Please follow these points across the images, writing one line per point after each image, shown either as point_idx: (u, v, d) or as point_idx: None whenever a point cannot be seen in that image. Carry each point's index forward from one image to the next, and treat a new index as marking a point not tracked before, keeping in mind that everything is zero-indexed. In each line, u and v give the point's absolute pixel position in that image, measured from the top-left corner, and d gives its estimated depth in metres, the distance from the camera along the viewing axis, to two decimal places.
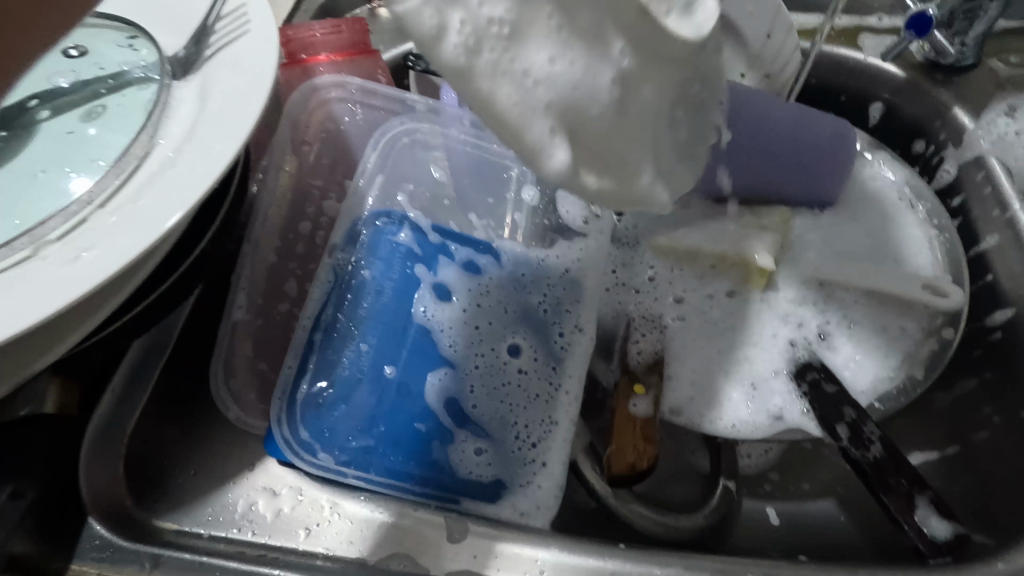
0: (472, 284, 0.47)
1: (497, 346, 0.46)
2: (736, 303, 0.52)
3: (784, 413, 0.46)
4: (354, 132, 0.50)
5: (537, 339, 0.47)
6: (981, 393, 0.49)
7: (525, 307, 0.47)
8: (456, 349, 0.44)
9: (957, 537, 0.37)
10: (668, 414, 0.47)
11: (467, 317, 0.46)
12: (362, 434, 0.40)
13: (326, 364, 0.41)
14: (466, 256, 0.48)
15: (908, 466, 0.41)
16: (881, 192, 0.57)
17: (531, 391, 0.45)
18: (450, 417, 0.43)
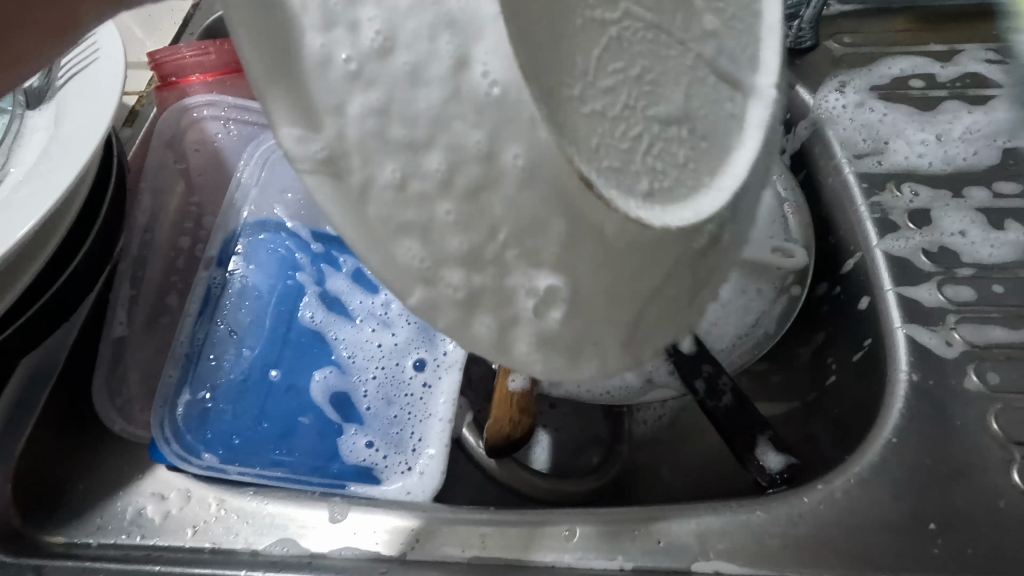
0: (360, 291, 0.49)
1: (384, 343, 0.48)
2: None
3: (655, 377, 0.50)
4: (228, 148, 0.51)
5: (421, 330, 0.48)
6: (828, 344, 0.53)
7: (409, 305, 0.49)
8: (344, 351, 0.47)
9: (789, 467, 0.41)
10: (548, 387, 0.50)
11: (354, 320, 0.48)
12: (246, 433, 0.42)
13: (210, 374, 0.43)
14: (351, 263, 0.49)
15: (754, 411, 0.45)
16: None
17: (415, 383, 0.46)
18: (340, 412, 0.45)
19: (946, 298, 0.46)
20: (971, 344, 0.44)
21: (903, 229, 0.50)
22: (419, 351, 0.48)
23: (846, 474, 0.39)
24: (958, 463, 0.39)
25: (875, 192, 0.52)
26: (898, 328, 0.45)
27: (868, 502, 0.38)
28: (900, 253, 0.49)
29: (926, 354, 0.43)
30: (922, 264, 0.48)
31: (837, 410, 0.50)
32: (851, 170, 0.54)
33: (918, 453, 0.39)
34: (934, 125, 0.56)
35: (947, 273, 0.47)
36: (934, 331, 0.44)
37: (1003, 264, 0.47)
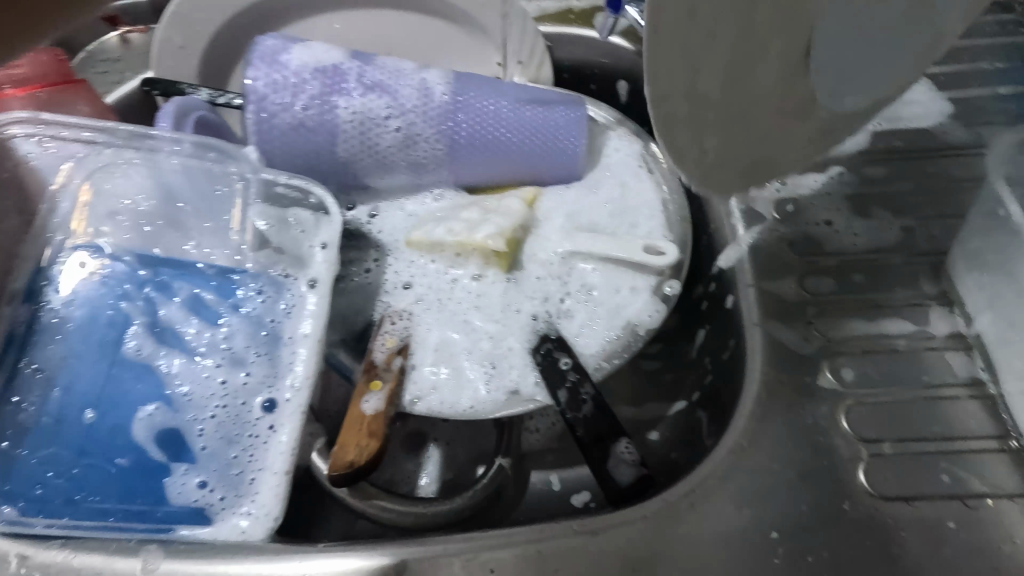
0: (195, 318, 0.45)
1: (222, 378, 0.44)
2: (482, 285, 0.54)
3: (521, 387, 0.48)
4: (47, 167, 0.47)
5: (266, 365, 0.45)
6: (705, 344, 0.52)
7: (254, 332, 0.46)
8: (175, 386, 0.43)
9: (639, 480, 0.40)
10: (409, 405, 0.48)
11: (189, 353, 0.44)
12: (54, 480, 0.39)
13: (13, 419, 0.40)
14: (187, 290, 0.46)
15: (614, 419, 0.43)
16: (622, 162, 0.60)
17: (255, 416, 0.43)
18: (166, 451, 0.41)
19: (806, 291, 0.44)
20: (827, 338, 0.42)
21: (768, 220, 0.48)
22: (261, 379, 0.44)
23: (691, 485, 0.38)
24: (806, 466, 0.37)
25: None
26: (756, 325, 0.43)
27: (713, 514, 0.36)
28: (764, 246, 0.47)
29: (782, 350, 0.42)
30: (785, 256, 0.46)
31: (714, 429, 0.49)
32: None
33: (766, 457, 0.38)
34: None
35: (810, 265, 0.46)
36: (792, 327, 0.43)
37: (866, 253, 0.46)
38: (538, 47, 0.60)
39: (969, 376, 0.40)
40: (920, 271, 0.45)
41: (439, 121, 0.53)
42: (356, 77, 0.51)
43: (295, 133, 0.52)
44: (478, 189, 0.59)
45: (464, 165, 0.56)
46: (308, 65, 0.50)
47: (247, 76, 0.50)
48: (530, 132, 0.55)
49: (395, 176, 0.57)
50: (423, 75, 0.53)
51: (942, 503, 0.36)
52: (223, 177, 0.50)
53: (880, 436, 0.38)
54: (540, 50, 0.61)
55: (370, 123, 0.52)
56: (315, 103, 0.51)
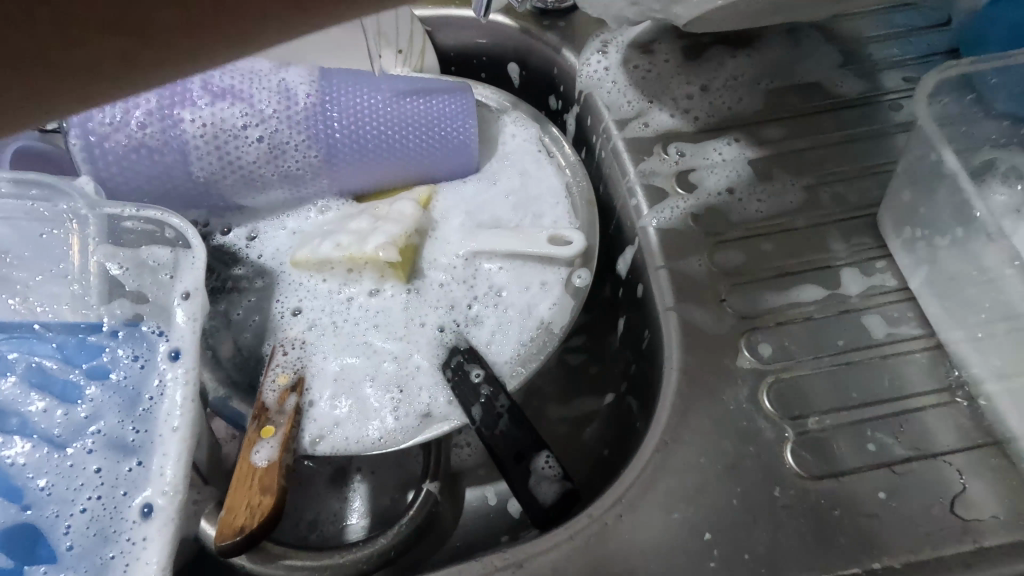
0: (44, 391, 0.38)
1: (88, 465, 0.36)
2: (381, 301, 0.49)
3: (432, 408, 0.44)
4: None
5: (134, 449, 0.37)
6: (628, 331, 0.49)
7: (124, 409, 0.38)
8: (25, 479, 0.36)
9: (563, 497, 0.37)
10: (310, 446, 0.42)
11: (34, 436, 0.37)
12: None
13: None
14: (25, 360, 0.38)
15: (534, 432, 0.40)
16: (520, 148, 0.56)
17: (128, 508, 0.35)
18: (7, 553, 0.34)
19: (715, 266, 0.42)
20: (741, 315, 0.40)
21: (671, 195, 0.46)
22: (136, 465, 0.37)
23: (617, 494, 0.35)
24: (733, 455, 0.35)
25: (641, 159, 0.48)
26: (668, 309, 0.41)
27: (645, 524, 0.34)
28: (669, 223, 0.44)
29: (697, 333, 0.39)
30: (692, 232, 0.44)
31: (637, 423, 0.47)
32: (619, 137, 0.50)
33: (692, 452, 0.35)
34: (700, 75, 0.52)
35: (717, 237, 0.43)
36: (705, 307, 0.40)
37: (771, 218, 0.44)
38: (417, 37, 0.57)
39: (884, 335, 0.39)
40: (826, 232, 0.43)
41: (305, 124, 0.48)
42: (200, 84, 0.45)
43: (135, 157, 0.45)
44: (368, 196, 0.54)
45: (346, 171, 0.51)
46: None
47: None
48: (413, 128, 0.51)
49: (271, 193, 0.51)
50: (281, 76, 0.48)
51: (871, 472, 0.34)
52: (53, 218, 0.42)
53: (804, 411, 0.36)
54: (419, 39, 0.57)
55: (225, 135, 0.46)
56: (153, 119, 0.44)
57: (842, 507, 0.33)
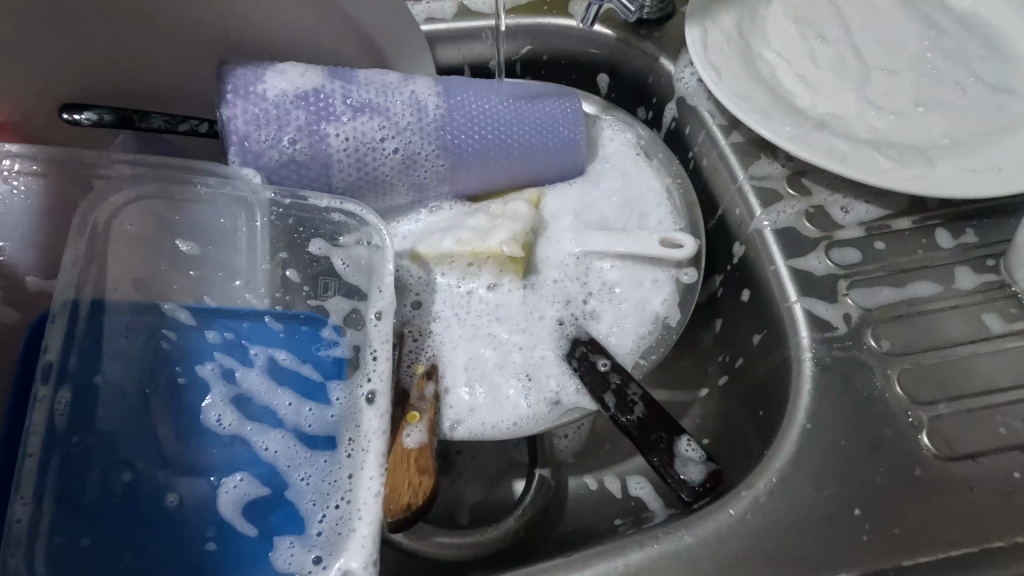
0: (288, 387, 0.42)
1: (340, 465, 0.40)
2: (500, 294, 0.52)
3: (562, 396, 0.46)
4: (19, 212, 0.39)
5: (364, 460, 0.40)
6: (747, 324, 0.51)
7: (355, 416, 0.41)
8: (281, 463, 0.40)
9: (708, 477, 0.39)
10: (449, 431, 0.45)
11: (284, 427, 0.41)
12: (134, 553, 0.35)
13: (64, 490, 0.35)
14: (263, 355, 0.42)
15: (667, 416, 0.42)
16: (619, 151, 0.58)
17: (355, 509, 0.39)
18: (258, 522, 0.38)
19: (833, 263, 0.45)
20: (864, 309, 0.43)
21: (783, 197, 0.49)
22: (368, 470, 0.40)
23: (767, 474, 0.37)
24: (872, 438, 0.38)
25: (750, 163, 0.51)
26: (793, 302, 0.44)
27: (794, 499, 0.36)
28: (784, 224, 0.47)
29: (823, 326, 0.42)
30: (807, 231, 0.47)
31: (760, 413, 0.48)
32: (725, 143, 0.53)
33: (832, 434, 0.38)
34: (803, 67, 0.53)
35: (831, 237, 0.46)
36: (828, 302, 0.43)
37: (876, 218, 0.47)
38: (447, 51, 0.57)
39: (1003, 329, 0.41)
40: (935, 231, 0.45)
41: (436, 135, 0.50)
42: (341, 99, 0.47)
43: (284, 169, 0.47)
44: (481, 197, 0.56)
45: (467, 174, 0.53)
46: (287, 94, 0.46)
47: (224, 113, 0.44)
48: (530, 129, 0.53)
49: (396, 198, 0.53)
50: (410, 88, 0.50)
51: (1005, 455, 0.37)
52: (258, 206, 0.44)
53: (936, 398, 0.39)
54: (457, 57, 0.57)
55: (364, 148, 0.48)
56: (302, 136, 0.46)
57: (978, 487, 0.36)
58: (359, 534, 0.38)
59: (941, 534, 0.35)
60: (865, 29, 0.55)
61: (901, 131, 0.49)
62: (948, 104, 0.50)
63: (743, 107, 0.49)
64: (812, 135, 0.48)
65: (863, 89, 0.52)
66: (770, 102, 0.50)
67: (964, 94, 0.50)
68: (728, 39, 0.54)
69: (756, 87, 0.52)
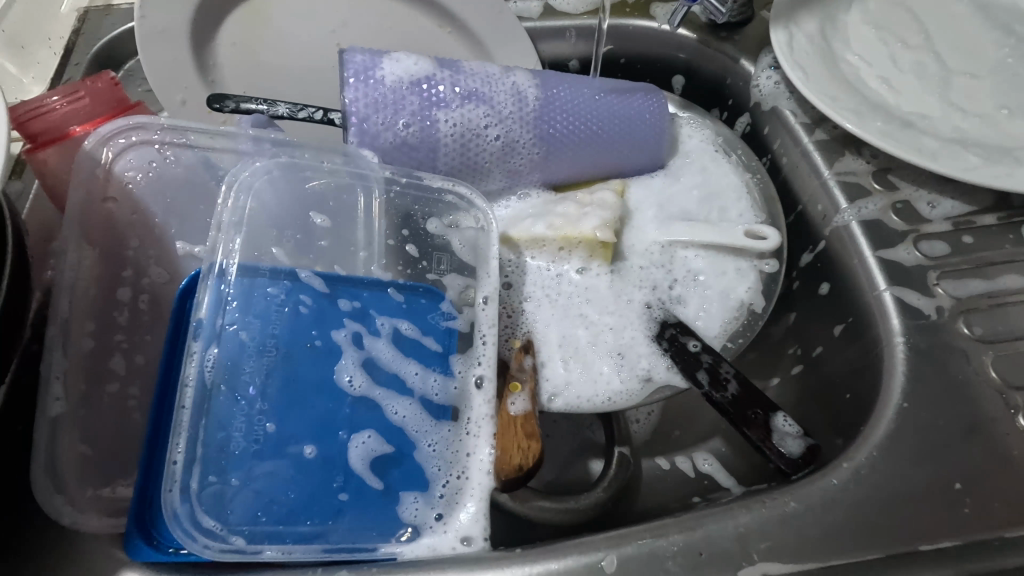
0: (408, 357, 0.45)
1: (454, 430, 0.44)
2: (589, 278, 0.54)
3: (653, 374, 0.49)
4: (166, 178, 0.44)
5: (475, 426, 0.44)
6: (824, 314, 0.53)
7: (465, 387, 0.45)
8: (402, 425, 0.43)
9: (807, 451, 0.41)
10: (547, 402, 0.47)
11: (406, 394, 0.44)
12: (277, 497, 0.38)
13: (215, 439, 0.38)
14: (386, 325, 0.46)
15: (762, 394, 0.44)
16: (699, 148, 0.61)
17: (468, 470, 0.43)
18: (383, 478, 0.41)
19: (922, 254, 0.47)
20: (954, 299, 0.44)
21: (869, 192, 0.50)
22: (480, 435, 0.44)
23: (866, 448, 0.39)
24: (968, 418, 0.40)
25: (834, 159, 0.53)
26: (883, 291, 0.46)
27: (894, 472, 0.38)
28: (870, 217, 0.49)
29: (914, 314, 0.44)
30: (894, 224, 0.49)
31: (845, 395, 0.48)
32: (808, 139, 0.55)
33: (929, 414, 0.40)
34: (886, 70, 0.55)
35: (918, 230, 0.48)
36: (919, 291, 0.45)
37: (961, 214, 0.48)
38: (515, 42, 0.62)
39: None
40: (1021, 227, 0.47)
41: (534, 124, 0.53)
42: (450, 87, 0.50)
43: (395, 151, 0.50)
44: (565, 187, 0.59)
45: (558, 163, 0.56)
46: (402, 80, 0.48)
47: (346, 96, 0.47)
48: (622, 124, 0.56)
49: (490, 184, 0.56)
50: (512, 79, 0.52)
51: None
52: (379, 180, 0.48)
53: None
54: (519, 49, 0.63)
55: (469, 134, 0.51)
56: (415, 120, 0.49)
57: None
58: (474, 492, 0.42)
59: None
60: (947, 35, 0.57)
61: (986, 132, 0.51)
62: None
63: (830, 105, 0.52)
64: (900, 132, 0.50)
65: (946, 92, 0.54)
66: (855, 101, 0.53)
67: None
68: (812, 42, 0.56)
69: (842, 87, 0.54)
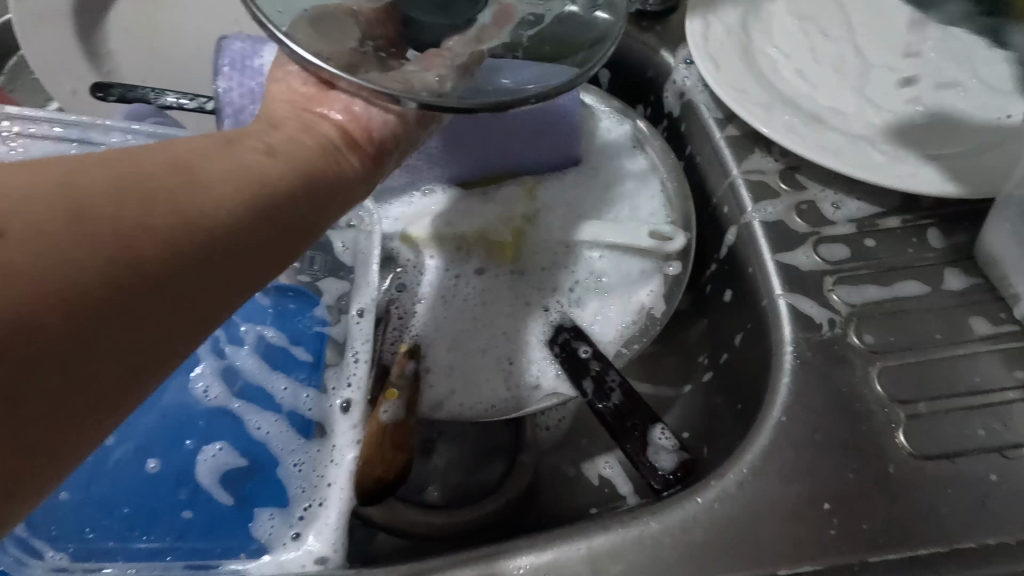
0: (275, 368, 0.43)
1: (316, 442, 0.40)
2: (486, 280, 0.52)
3: (542, 381, 0.47)
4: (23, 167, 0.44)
5: (340, 439, 0.40)
6: (729, 320, 0.51)
7: (330, 396, 0.41)
8: (260, 438, 0.40)
9: (681, 466, 0.39)
10: (427, 411, 0.46)
11: (269, 405, 0.41)
12: (116, 513, 0.37)
13: None
14: (253, 332, 0.44)
15: (645, 405, 0.42)
16: (616, 143, 0.58)
17: (328, 482, 0.39)
18: (235, 492, 0.38)
19: (821, 258, 0.44)
20: (848, 306, 0.42)
21: (775, 192, 0.48)
22: (342, 446, 0.40)
23: (738, 465, 0.37)
24: (848, 434, 0.37)
25: (743, 157, 0.51)
26: (778, 296, 0.43)
27: (763, 490, 0.36)
28: (773, 219, 0.47)
29: (805, 322, 0.42)
30: (797, 226, 0.46)
31: (739, 406, 0.47)
32: (720, 136, 0.52)
33: (808, 429, 0.38)
34: (804, 62, 0.53)
35: (820, 232, 0.46)
36: (813, 299, 0.43)
37: (866, 216, 0.46)
38: None
39: (987, 331, 0.40)
40: (926, 230, 0.45)
41: None
42: None
43: None
44: (474, 182, 0.55)
45: (460, 160, 0.53)
46: None
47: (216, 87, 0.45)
48: (528, 118, 0.52)
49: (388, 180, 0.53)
50: None
51: (982, 456, 0.36)
52: None
53: (914, 397, 0.38)
54: None
55: None
56: None
57: (955, 488, 0.35)
58: (329, 505, 0.38)
59: (912, 533, 0.34)
60: (869, 28, 0.54)
61: (898, 129, 0.48)
62: (949, 104, 0.49)
63: (738, 100, 0.49)
64: (807, 129, 0.48)
65: (862, 86, 0.51)
66: (766, 96, 0.50)
67: (966, 95, 0.49)
68: (729, 33, 0.54)
69: (755, 81, 0.51)
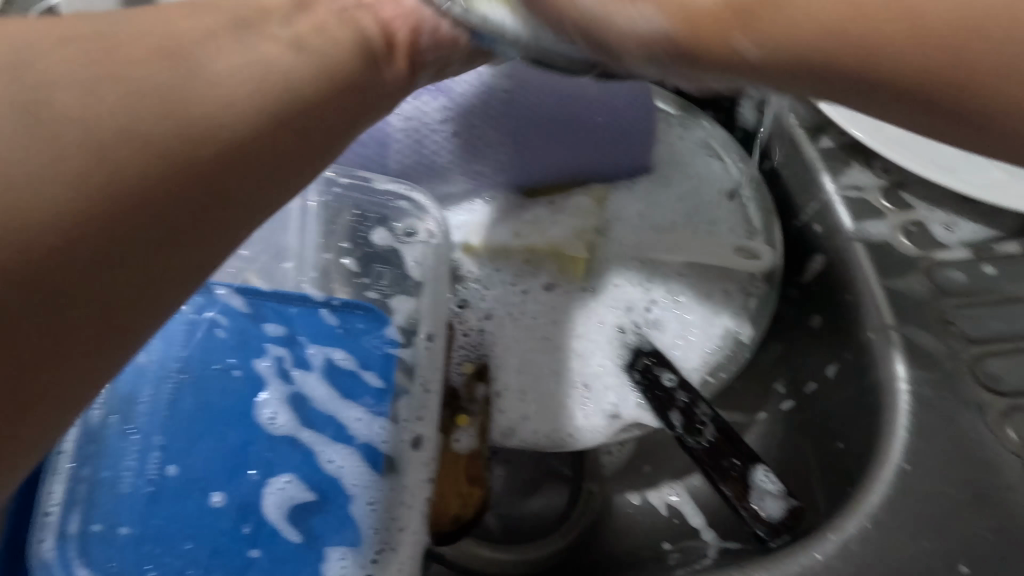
0: (342, 390, 0.39)
1: (388, 475, 0.37)
2: (557, 296, 0.48)
3: (621, 410, 0.43)
4: None
5: (415, 475, 0.37)
6: (818, 346, 0.47)
7: (402, 426, 0.38)
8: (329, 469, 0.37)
9: (789, 514, 0.36)
10: (500, 439, 0.43)
11: (335, 432, 0.38)
12: (177, 547, 0.33)
13: (101, 479, 0.34)
14: (319, 354, 0.40)
15: (740, 441, 0.39)
16: (690, 150, 0.54)
17: (402, 524, 0.36)
18: (303, 528, 0.35)
19: (934, 285, 0.41)
20: (968, 340, 0.39)
21: (878, 211, 0.44)
22: (416, 483, 0.37)
23: (860, 518, 0.33)
24: (979, 487, 0.34)
25: (840, 170, 0.47)
26: (888, 327, 0.39)
27: (889, 548, 0.33)
28: (878, 240, 0.43)
29: (923, 358, 0.38)
30: (906, 250, 0.42)
31: (839, 444, 0.42)
32: (814, 147, 0.48)
33: (935, 480, 0.34)
34: None
35: (932, 258, 0.42)
36: (931, 332, 0.39)
37: (981, 241, 0.42)
38: None
39: None
40: None
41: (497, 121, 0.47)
42: None
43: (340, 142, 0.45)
44: (540, 190, 0.51)
45: (528, 165, 0.49)
46: None
47: None
48: (603, 125, 0.48)
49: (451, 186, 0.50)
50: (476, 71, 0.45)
51: None
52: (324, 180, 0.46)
53: None
54: None
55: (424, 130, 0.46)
56: None
57: None
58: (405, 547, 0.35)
59: None
60: None
61: None
62: None
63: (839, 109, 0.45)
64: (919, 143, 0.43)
65: None
66: None
67: None
68: None
69: None
